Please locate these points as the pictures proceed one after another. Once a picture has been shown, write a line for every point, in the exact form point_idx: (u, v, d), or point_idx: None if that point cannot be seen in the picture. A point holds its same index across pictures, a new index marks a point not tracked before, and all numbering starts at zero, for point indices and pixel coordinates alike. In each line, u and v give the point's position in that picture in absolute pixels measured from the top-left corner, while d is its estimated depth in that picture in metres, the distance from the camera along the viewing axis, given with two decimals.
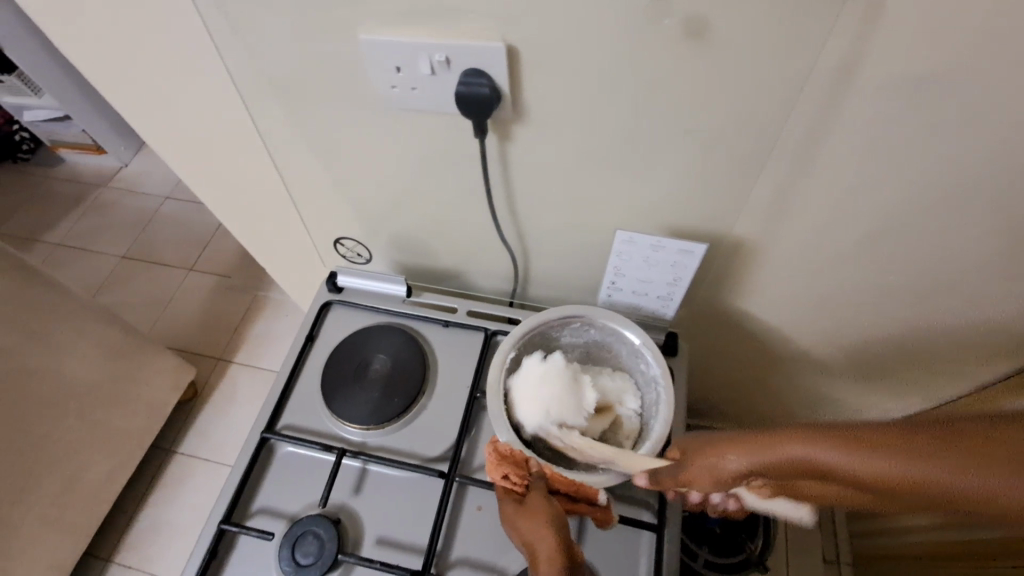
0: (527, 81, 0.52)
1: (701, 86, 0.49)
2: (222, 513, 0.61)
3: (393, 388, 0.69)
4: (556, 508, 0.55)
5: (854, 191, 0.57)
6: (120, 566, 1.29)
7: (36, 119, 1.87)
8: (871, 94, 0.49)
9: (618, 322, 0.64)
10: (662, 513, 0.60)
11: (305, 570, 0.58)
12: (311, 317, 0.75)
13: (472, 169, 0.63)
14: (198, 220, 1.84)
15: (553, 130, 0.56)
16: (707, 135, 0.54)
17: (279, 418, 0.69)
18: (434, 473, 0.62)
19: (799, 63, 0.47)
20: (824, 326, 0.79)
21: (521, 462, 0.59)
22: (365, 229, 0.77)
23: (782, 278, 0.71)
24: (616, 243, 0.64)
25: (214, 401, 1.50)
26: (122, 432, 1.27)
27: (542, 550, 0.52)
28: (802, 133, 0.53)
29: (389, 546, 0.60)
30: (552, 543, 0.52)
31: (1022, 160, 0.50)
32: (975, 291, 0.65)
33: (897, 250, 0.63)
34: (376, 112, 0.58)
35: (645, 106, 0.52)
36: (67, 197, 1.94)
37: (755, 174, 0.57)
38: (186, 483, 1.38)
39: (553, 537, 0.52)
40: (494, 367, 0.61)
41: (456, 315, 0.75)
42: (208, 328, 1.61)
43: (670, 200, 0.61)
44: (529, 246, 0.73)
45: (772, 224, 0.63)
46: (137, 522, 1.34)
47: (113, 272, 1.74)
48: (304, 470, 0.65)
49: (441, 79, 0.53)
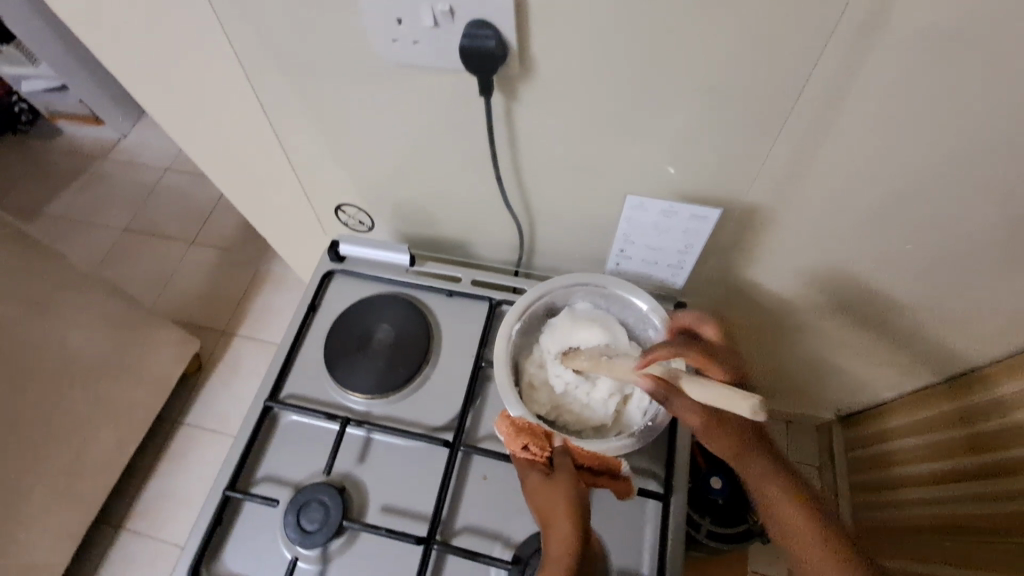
0: (536, 34, 0.49)
1: (719, 41, 0.47)
2: (226, 480, 0.61)
3: (396, 357, 0.68)
4: (577, 485, 0.53)
5: (875, 154, 0.55)
6: (130, 532, 1.31)
7: (32, 89, 1.83)
8: (901, 45, 0.46)
9: (626, 288, 0.63)
10: (668, 482, 0.59)
11: (310, 537, 0.58)
12: (313, 287, 0.74)
13: (477, 132, 0.60)
14: (199, 192, 1.81)
15: (561, 88, 0.54)
16: (723, 93, 0.51)
17: (282, 386, 0.68)
18: (439, 442, 0.62)
19: (825, 12, 0.44)
20: (836, 297, 0.77)
21: (541, 433, 0.56)
22: (366, 196, 0.75)
23: (794, 247, 0.69)
24: (626, 209, 0.62)
25: (219, 373, 1.51)
26: (129, 403, 1.28)
27: (558, 527, 0.50)
28: (824, 90, 0.50)
29: (394, 513, 0.60)
30: (570, 519, 0.50)
31: None
32: (991, 258, 0.63)
33: (917, 215, 0.61)
34: (376, 70, 0.56)
35: (660, 62, 0.50)
36: (66, 170, 1.91)
37: (772, 135, 0.54)
38: (193, 454, 1.40)
39: (569, 517, 0.50)
40: (500, 339, 0.60)
41: (461, 284, 0.73)
42: (211, 301, 1.61)
43: (682, 163, 0.59)
44: (535, 214, 0.71)
45: (787, 189, 0.61)
46: (146, 490, 1.36)
47: (116, 245, 1.73)
48: (309, 439, 0.65)
49: (444, 32, 0.50)
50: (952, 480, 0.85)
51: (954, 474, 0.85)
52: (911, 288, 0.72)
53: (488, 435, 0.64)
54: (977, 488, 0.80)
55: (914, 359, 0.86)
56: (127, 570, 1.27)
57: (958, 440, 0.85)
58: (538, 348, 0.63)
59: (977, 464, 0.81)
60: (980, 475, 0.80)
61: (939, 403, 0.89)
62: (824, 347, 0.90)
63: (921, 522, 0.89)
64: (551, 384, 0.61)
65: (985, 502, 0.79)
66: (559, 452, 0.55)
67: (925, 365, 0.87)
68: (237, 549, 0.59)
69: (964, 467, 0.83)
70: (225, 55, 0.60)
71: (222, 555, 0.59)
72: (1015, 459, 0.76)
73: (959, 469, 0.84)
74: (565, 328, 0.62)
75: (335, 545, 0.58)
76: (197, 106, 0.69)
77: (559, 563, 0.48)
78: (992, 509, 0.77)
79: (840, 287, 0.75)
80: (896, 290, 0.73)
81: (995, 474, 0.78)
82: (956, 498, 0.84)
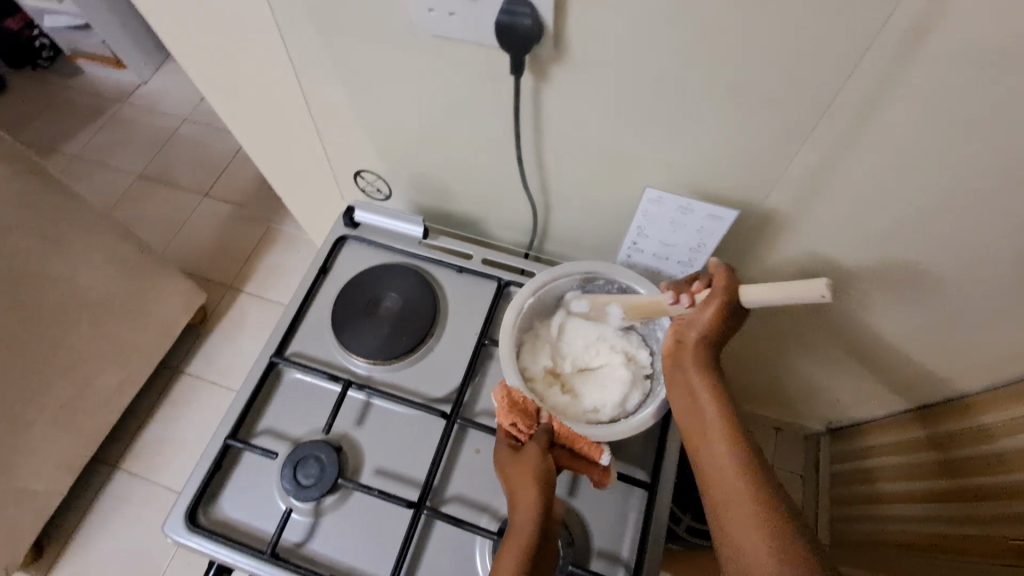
0: (573, 16, 0.49)
1: (756, 42, 0.47)
2: (228, 429, 0.63)
3: (402, 326, 0.69)
4: (550, 467, 0.54)
5: (898, 172, 0.55)
6: (125, 473, 1.35)
7: (56, 25, 1.81)
8: (941, 63, 0.45)
9: (639, 282, 0.63)
10: (656, 473, 0.61)
11: (305, 491, 0.59)
12: (326, 250, 0.74)
13: (503, 111, 0.60)
14: (216, 145, 1.81)
15: (593, 75, 0.53)
16: (754, 95, 0.51)
17: (288, 344, 0.69)
18: (437, 413, 0.63)
19: (868, 22, 0.43)
20: (839, 310, 0.78)
21: (530, 411, 0.57)
22: (386, 164, 0.75)
23: (805, 256, 0.70)
24: (643, 201, 0.62)
25: (223, 326, 1.53)
26: (132, 346, 1.30)
27: (524, 503, 0.51)
28: (858, 100, 0.49)
29: (388, 477, 0.62)
30: (531, 494, 0.51)
31: None
32: (996, 285, 0.64)
33: (931, 236, 0.61)
34: (407, 38, 0.56)
35: (695, 58, 0.49)
36: (85, 110, 1.91)
37: (799, 141, 0.54)
38: (192, 403, 1.43)
39: (538, 496, 0.51)
40: (511, 308, 0.61)
41: (471, 261, 0.74)
42: (220, 255, 1.62)
43: (704, 161, 0.59)
44: (552, 198, 0.71)
45: (806, 198, 0.61)
46: (143, 433, 1.39)
47: (129, 189, 1.73)
48: (310, 397, 0.66)
49: (481, 6, 0.49)
50: (927, 501, 0.87)
51: (932, 494, 0.86)
52: (917, 308, 0.72)
53: (485, 410, 0.66)
54: (951, 510, 0.82)
55: (913, 377, 0.87)
56: (120, 507, 1.31)
57: (934, 462, 0.88)
58: (532, 333, 0.64)
59: (952, 487, 0.83)
60: (956, 497, 0.82)
61: (916, 425, 0.93)
62: (822, 358, 0.91)
63: (897, 538, 0.91)
64: (556, 366, 0.63)
65: (957, 524, 0.81)
66: (542, 433, 0.56)
67: (925, 385, 0.88)
68: (233, 495, 0.61)
69: (940, 490, 0.85)
70: (258, 8, 0.60)
71: (219, 499, 0.61)
72: (990, 484, 0.78)
73: (933, 493, 0.87)
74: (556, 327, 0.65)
75: (328, 501, 0.60)
76: (225, 57, 0.69)
77: (515, 534, 0.49)
78: (973, 531, 0.78)
79: (845, 299, 0.75)
80: (900, 308, 0.73)
81: (972, 497, 0.80)
82: (930, 517, 0.86)
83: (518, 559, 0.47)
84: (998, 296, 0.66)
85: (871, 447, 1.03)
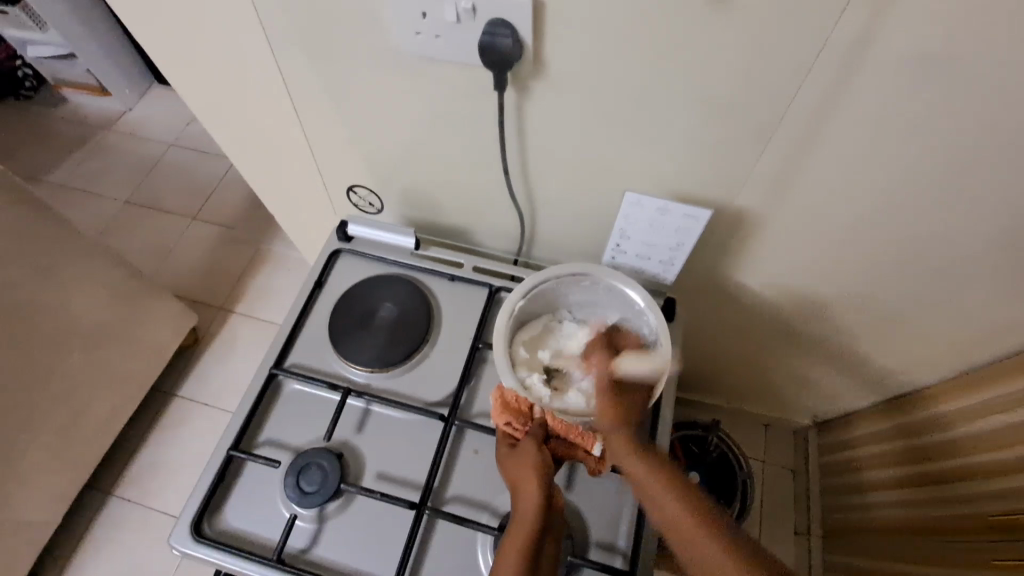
0: (551, 35, 0.52)
1: (719, 54, 0.51)
2: (230, 441, 0.65)
3: (397, 334, 0.72)
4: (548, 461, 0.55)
5: (856, 169, 0.59)
6: (119, 499, 1.33)
7: (39, 56, 1.83)
8: (886, 65, 0.49)
9: (624, 282, 0.66)
10: (648, 463, 0.63)
11: (309, 497, 0.61)
12: (320, 264, 0.77)
13: (488, 124, 0.63)
14: (203, 168, 1.83)
15: (570, 88, 0.57)
16: (720, 102, 0.55)
17: (286, 356, 0.71)
18: (435, 416, 0.65)
19: (819, 32, 0.48)
20: (812, 302, 0.82)
21: (523, 410, 0.59)
22: (376, 179, 0.78)
23: (779, 252, 0.74)
24: (624, 205, 0.66)
25: (215, 347, 1.53)
26: (126, 370, 1.30)
27: (523, 497, 0.53)
28: (815, 103, 0.54)
29: (389, 480, 0.64)
30: (531, 490, 0.53)
31: (1006, 140, 0.53)
32: (951, 270, 0.69)
33: (890, 228, 0.65)
34: (395, 60, 0.59)
35: (664, 69, 0.53)
36: (70, 139, 1.92)
37: (766, 142, 0.58)
38: (186, 426, 1.42)
39: (536, 490, 0.53)
40: (501, 312, 0.63)
41: (462, 269, 0.77)
42: (211, 277, 1.63)
43: (679, 165, 0.63)
44: (538, 206, 0.74)
45: (775, 197, 0.65)
46: (137, 458, 1.38)
47: (117, 215, 1.74)
48: (310, 407, 0.68)
49: (465, 29, 0.53)
50: (911, 485, 0.91)
51: (913, 481, 0.91)
52: (884, 295, 0.76)
53: (482, 412, 0.68)
54: (931, 490, 0.87)
55: (889, 364, 0.92)
56: (115, 535, 1.29)
57: (912, 450, 0.93)
58: (516, 346, 0.65)
59: (936, 469, 0.87)
60: (940, 481, 0.86)
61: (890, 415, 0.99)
62: (802, 350, 0.95)
63: (886, 522, 0.95)
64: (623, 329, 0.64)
65: (943, 505, 0.85)
66: (536, 427, 0.58)
67: (899, 372, 0.93)
68: (238, 505, 0.63)
69: (924, 473, 0.89)
70: (252, 35, 0.63)
71: (223, 510, 0.62)
72: (970, 465, 0.81)
73: (918, 477, 0.90)
74: (537, 343, 0.67)
75: (332, 506, 0.62)
76: (219, 83, 0.72)
77: (516, 529, 0.51)
78: (964, 510, 0.81)
79: (819, 292, 0.80)
80: (869, 296, 0.77)
81: (957, 478, 0.83)
82: (914, 502, 0.90)
83: (521, 551, 0.50)
84: (956, 280, 0.71)
85: (855, 436, 1.08)
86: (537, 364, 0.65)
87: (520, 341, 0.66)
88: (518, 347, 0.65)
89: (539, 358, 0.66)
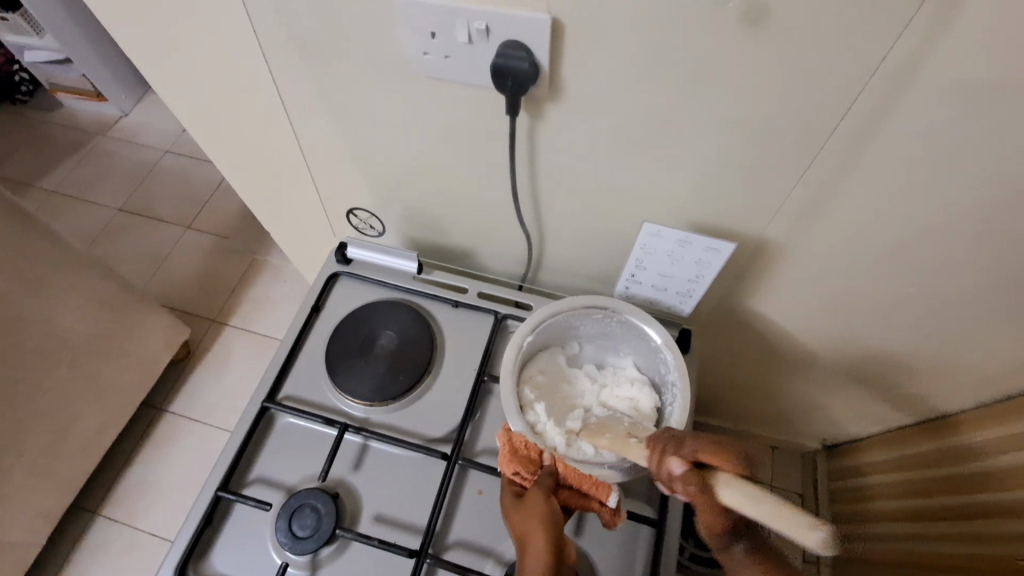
0: (569, 58, 0.49)
1: (748, 81, 0.48)
2: (218, 479, 0.61)
3: (398, 365, 0.68)
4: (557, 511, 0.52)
5: (887, 202, 0.56)
6: (106, 519, 1.28)
7: (35, 60, 1.80)
8: (927, 97, 0.46)
9: (640, 317, 0.62)
10: (663, 509, 0.59)
11: (301, 543, 0.57)
12: (318, 288, 0.73)
13: (498, 147, 0.60)
14: (199, 176, 1.79)
15: (587, 113, 0.54)
16: (746, 130, 0.52)
17: (280, 387, 0.67)
18: (436, 455, 0.62)
19: (858, 60, 0.45)
20: (831, 333, 0.79)
21: (532, 457, 0.57)
22: (378, 200, 0.74)
23: (799, 283, 0.71)
24: (641, 234, 0.62)
25: (208, 362, 1.49)
26: (115, 387, 1.26)
27: (530, 551, 0.49)
28: (848, 134, 0.51)
29: (387, 523, 0.60)
30: (540, 544, 0.49)
31: None
32: (980, 306, 0.66)
33: (920, 262, 0.62)
34: (402, 79, 0.56)
35: (688, 95, 0.50)
36: (64, 145, 1.88)
37: (793, 173, 0.55)
38: (177, 443, 1.38)
39: (545, 542, 0.49)
40: (510, 348, 0.59)
41: (466, 295, 0.73)
42: (205, 288, 1.59)
43: (699, 194, 0.59)
44: (548, 231, 0.71)
45: (799, 228, 0.62)
46: (125, 477, 1.33)
47: (110, 223, 1.70)
48: (304, 443, 0.64)
49: (478, 49, 0.50)
50: None
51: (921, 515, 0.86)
52: (908, 329, 0.73)
53: (486, 450, 0.64)
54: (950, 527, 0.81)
55: (908, 394, 0.88)
56: (100, 558, 1.24)
57: (921, 481, 0.88)
58: (526, 383, 0.61)
59: (949, 503, 0.82)
60: (953, 517, 0.81)
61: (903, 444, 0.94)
62: (816, 379, 0.91)
63: None
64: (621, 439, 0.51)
65: (952, 541, 0.80)
66: (545, 475, 0.55)
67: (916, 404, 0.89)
68: (226, 549, 0.59)
69: (931, 507, 0.84)
70: (251, 50, 0.59)
71: (210, 554, 0.58)
72: (986, 502, 0.77)
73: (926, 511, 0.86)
74: (548, 380, 0.63)
75: (326, 552, 0.58)
76: (215, 98, 0.69)
77: None
78: (974, 550, 0.77)
79: (839, 324, 0.76)
80: (893, 328, 0.74)
81: (969, 515, 0.79)
82: None
83: None
84: (986, 317, 0.67)
85: (863, 463, 1.04)
86: (550, 404, 0.61)
87: (530, 378, 0.62)
88: (527, 385, 0.61)
89: (549, 396, 0.62)
